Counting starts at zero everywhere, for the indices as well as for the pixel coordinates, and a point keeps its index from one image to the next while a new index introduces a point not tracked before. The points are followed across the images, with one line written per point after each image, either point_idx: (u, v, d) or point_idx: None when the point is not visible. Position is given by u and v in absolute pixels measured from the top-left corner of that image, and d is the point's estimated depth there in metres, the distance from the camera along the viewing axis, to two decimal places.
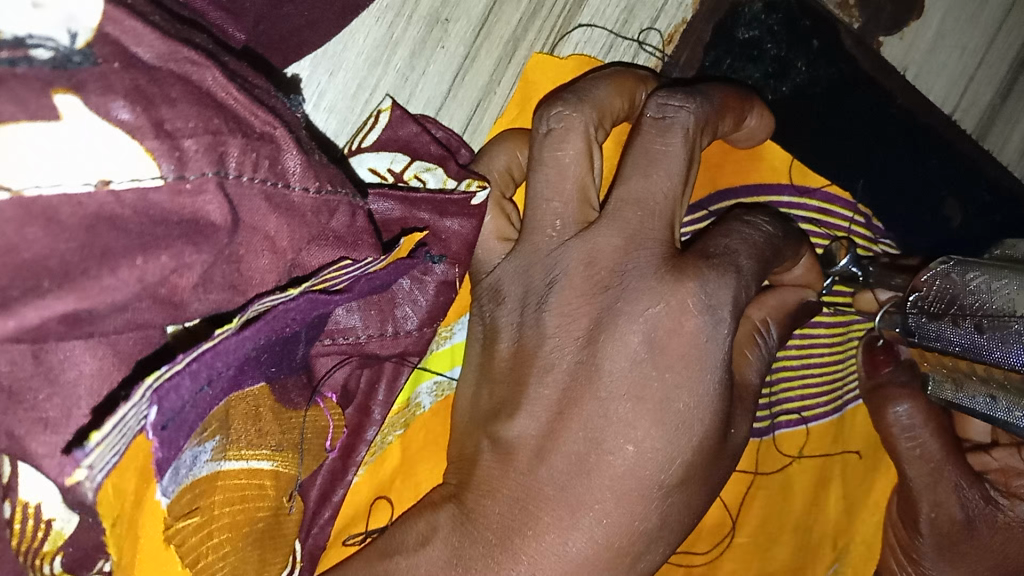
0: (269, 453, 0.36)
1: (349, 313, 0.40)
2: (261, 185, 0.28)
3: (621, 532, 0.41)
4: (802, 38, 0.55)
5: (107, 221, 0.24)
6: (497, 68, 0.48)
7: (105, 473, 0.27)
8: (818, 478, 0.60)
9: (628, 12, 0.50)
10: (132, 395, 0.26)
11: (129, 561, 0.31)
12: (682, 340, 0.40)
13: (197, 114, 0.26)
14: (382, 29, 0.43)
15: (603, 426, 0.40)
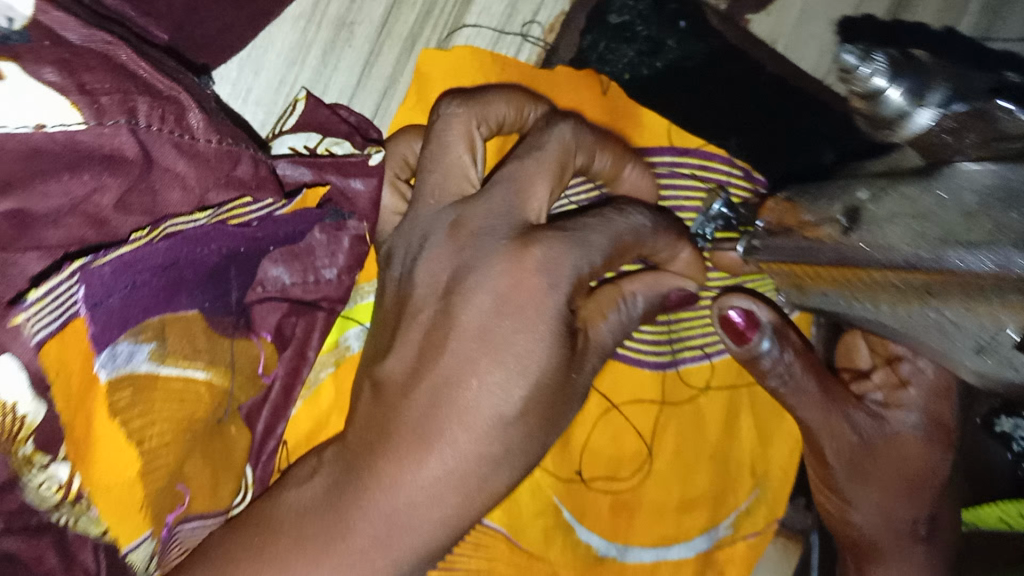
0: (204, 365, 0.44)
1: (275, 268, 0.49)
2: (168, 135, 0.37)
3: (467, 460, 0.46)
4: (669, 20, 0.62)
5: (40, 152, 0.33)
6: (399, 60, 0.56)
7: (43, 331, 0.36)
8: (729, 410, 0.65)
9: (511, 8, 0.59)
10: (61, 269, 0.36)
11: (84, 430, 0.39)
12: (521, 293, 0.47)
13: (111, 79, 0.35)
14: (296, 34, 0.53)
15: (455, 367, 0.46)
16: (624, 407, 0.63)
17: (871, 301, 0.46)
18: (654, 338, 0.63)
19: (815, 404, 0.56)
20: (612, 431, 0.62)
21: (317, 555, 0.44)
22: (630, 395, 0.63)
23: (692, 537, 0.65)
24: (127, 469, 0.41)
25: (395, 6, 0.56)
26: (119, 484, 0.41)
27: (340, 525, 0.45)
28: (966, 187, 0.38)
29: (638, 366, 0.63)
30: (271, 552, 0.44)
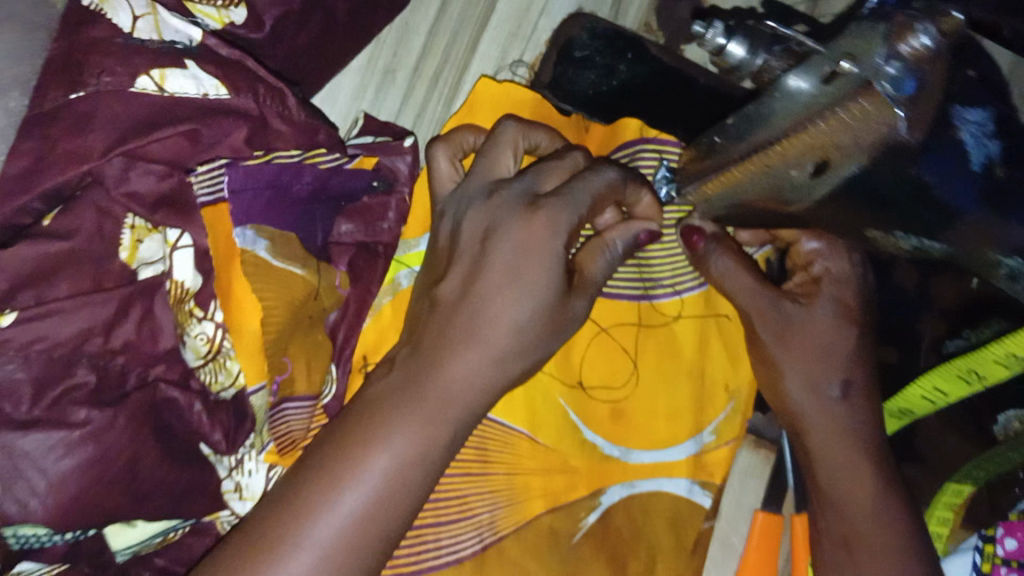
0: (300, 266, 0.69)
1: (347, 229, 0.72)
2: (277, 109, 0.66)
3: (495, 360, 0.59)
4: (618, 51, 0.77)
5: (204, 110, 0.63)
6: (429, 93, 0.79)
7: (206, 194, 0.65)
8: (700, 333, 0.81)
9: (504, 52, 0.79)
10: (217, 159, 0.65)
11: (226, 282, 0.66)
12: (533, 235, 0.60)
13: (242, 74, 0.64)
14: (358, 75, 0.77)
15: (486, 291, 0.60)
16: (611, 330, 0.80)
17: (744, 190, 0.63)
18: (628, 277, 0.81)
19: (746, 291, 0.74)
20: (602, 350, 0.80)
21: (380, 434, 0.55)
22: (616, 321, 0.80)
23: (682, 441, 0.81)
24: (251, 315, 0.65)
25: (424, 55, 0.78)
26: (244, 323, 0.65)
27: (419, 397, 0.57)
28: (788, 91, 0.54)
29: (613, 297, 0.81)
30: (352, 439, 0.54)
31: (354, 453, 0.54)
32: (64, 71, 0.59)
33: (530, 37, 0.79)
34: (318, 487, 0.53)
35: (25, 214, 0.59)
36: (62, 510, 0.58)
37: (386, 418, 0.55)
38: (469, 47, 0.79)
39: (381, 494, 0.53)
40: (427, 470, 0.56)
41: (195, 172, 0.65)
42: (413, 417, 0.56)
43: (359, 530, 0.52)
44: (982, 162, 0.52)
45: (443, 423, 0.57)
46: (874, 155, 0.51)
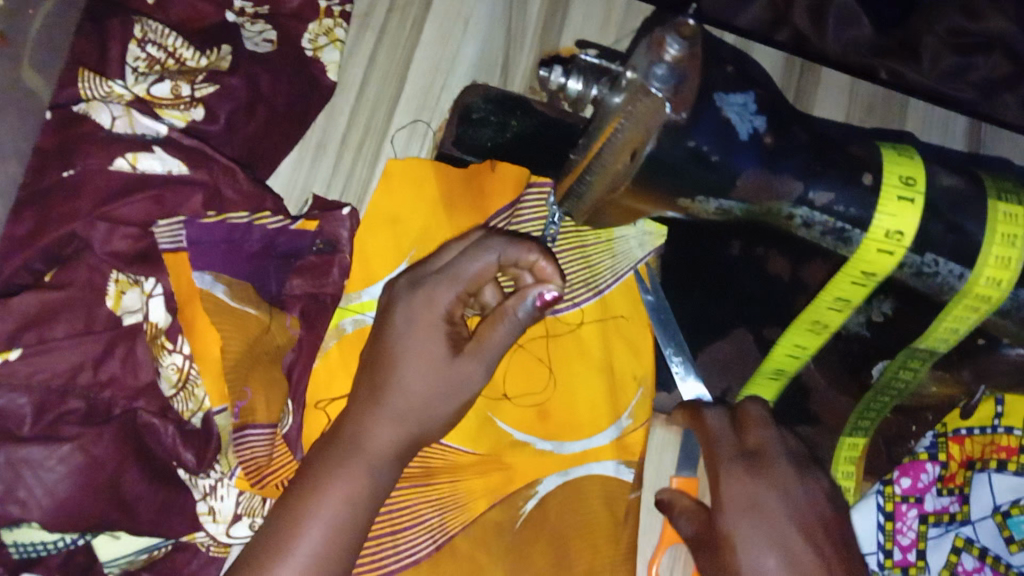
0: (254, 306, 0.81)
1: (294, 283, 0.84)
2: (228, 181, 0.82)
3: (406, 420, 0.75)
4: (508, 108, 0.94)
5: (170, 185, 0.81)
6: (356, 161, 0.95)
7: (171, 243, 0.79)
8: (602, 332, 0.96)
9: (415, 120, 0.97)
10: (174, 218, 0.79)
11: (189, 319, 0.78)
12: (420, 318, 0.76)
13: (200, 156, 0.81)
14: (297, 154, 0.94)
15: (391, 364, 0.76)
16: (525, 344, 0.94)
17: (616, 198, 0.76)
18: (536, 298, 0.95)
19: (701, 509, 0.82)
20: (517, 362, 0.93)
21: (315, 499, 0.70)
22: (529, 335, 0.94)
23: (604, 428, 0.93)
24: (212, 343, 0.78)
25: (348, 130, 0.96)
26: (206, 350, 0.77)
27: (345, 463, 0.72)
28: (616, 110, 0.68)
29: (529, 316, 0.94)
30: (297, 508, 0.70)
31: (307, 508, 0.70)
32: (60, 155, 0.80)
33: (436, 107, 0.97)
34: (283, 536, 0.69)
35: (27, 272, 0.77)
36: (57, 511, 0.71)
37: (322, 475, 0.72)
38: (386, 120, 0.97)
39: (321, 549, 0.69)
40: (359, 517, 0.72)
41: (158, 225, 0.79)
42: (342, 479, 0.72)
43: (311, 571, 0.68)
44: (751, 132, 0.68)
45: (361, 479, 0.73)
46: (660, 138, 0.66)
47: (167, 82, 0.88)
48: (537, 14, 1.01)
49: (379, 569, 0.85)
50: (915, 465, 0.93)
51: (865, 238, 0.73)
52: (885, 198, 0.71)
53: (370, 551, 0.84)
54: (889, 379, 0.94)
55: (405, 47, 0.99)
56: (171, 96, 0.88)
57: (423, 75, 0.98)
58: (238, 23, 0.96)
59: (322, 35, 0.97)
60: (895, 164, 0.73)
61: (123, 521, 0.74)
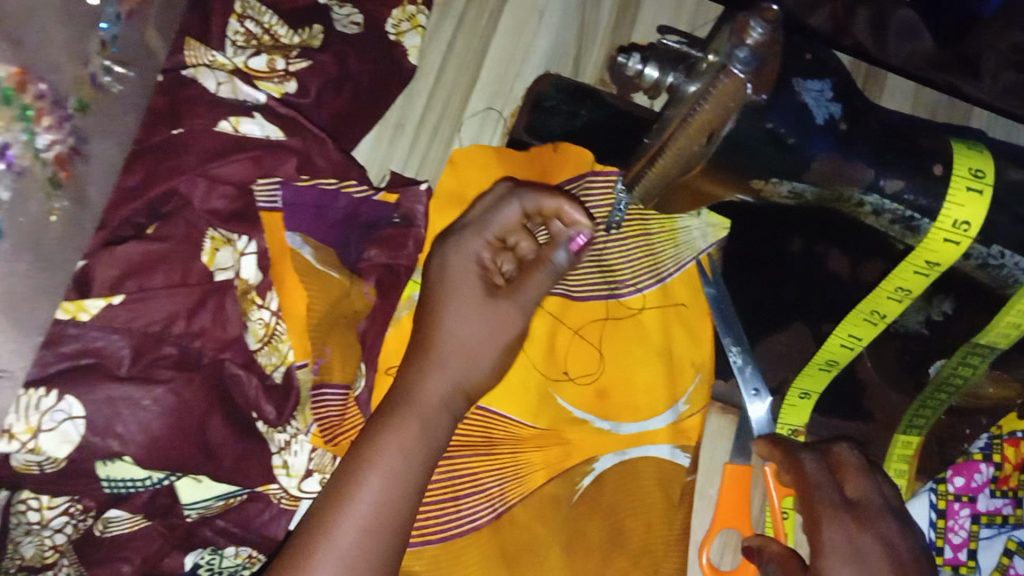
0: (336, 270, 0.85)
1: (372, 253, 0.88)
2: (321, 151, 0.86)
3: (456, 366, 0.81)
4: (579, 99, 1.01)
5: (266, 151, 0.84)
6: (433, 141, 1.00)
7: (266, 201, 0.83)
8: (662, 319, 0.98)
9: (489, 105, 1.02)
10: (271, 178, 0.84)
11: (279, 276, 0.82)
12: (459, 269, 0.83)
13: (295, 126, 0.86)
14: (377, 131, 0.99)
15: (439, 319, 0.82)
16: (584, 327, 0.96)
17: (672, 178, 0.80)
18: (596, 282, 0.98)
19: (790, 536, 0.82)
20: (575, 343, 0.96)
21: (374, 446, 0.76)
22: (590, 317, 0.97)
23: (660, 411, 0.96)
24: (299, 299, 0.82)
25: (427, 112, 1.01)
26: (293, 307, 0.82)
27: (402, 418, 0.77)
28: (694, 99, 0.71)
29: (590, 298, 0.97)
30: (358, 456, 0.76)
31: (367, 456, 0.75)
32: (166, 115, 0.83)
33: (510, 94, 1.02)
34: (347, 481, 0.74)
35: (130, 225, 0.81)
36: (148, 448, 0.75)
37: (379, 426, 0.77)
38: (462, 103, 1.02)
39: (386, 495, 0.74)
40: (416, 462, 0.76)
41: (257, 184, 0.83)
42: (398, 427, 0.77)
43: (377, 511, 0.73)
44: (826, 117, 0.71)
45: (415, 428, 0.78)
46: (737, 118, 0.69)
47: (262, 57, 0.93)
48: (610, 10, 1.05)
49: (440, 530, 0.89)
50: (968, 465, 0.95)
51: (933, 228, 0.75)
52: (956, 190, 0.73)
53: (431, 514, 0.89)
54: (946, 375, 0.94)
55: (482, 38, 1.03)
56: (266, 70, 0.93)
57: (499, 62, 1.03)
58: (328, 6, 0.99)
59: (405, 21, 1.01)
60: (968, 156, 0.74)
61: (204, 465, 0.78)
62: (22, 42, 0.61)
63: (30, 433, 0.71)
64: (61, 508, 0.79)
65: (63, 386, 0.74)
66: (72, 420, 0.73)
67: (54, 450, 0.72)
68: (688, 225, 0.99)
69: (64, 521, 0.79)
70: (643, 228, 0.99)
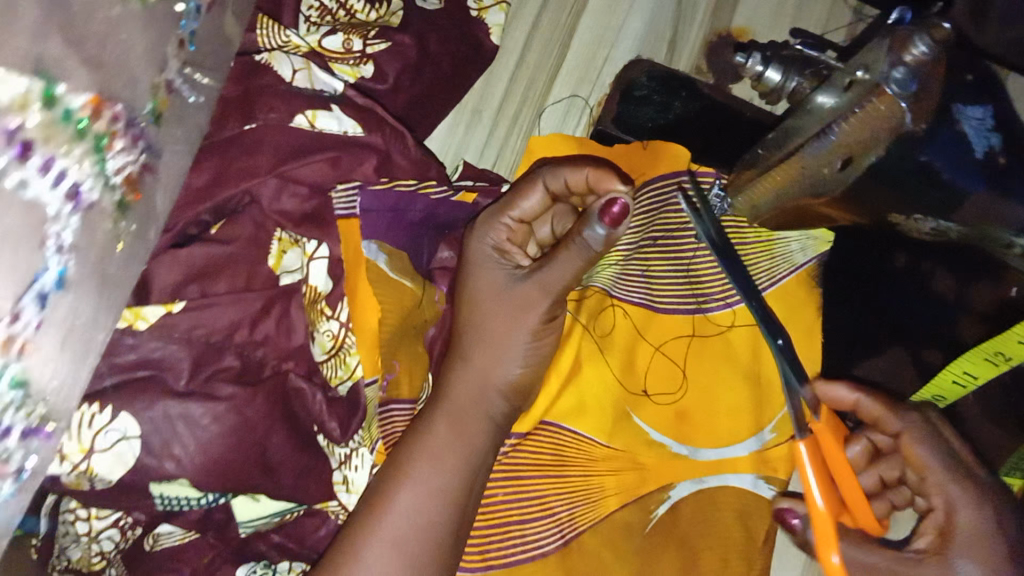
0: (410, 278, 0.78)
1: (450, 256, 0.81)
2: (401, 150, 0.79)
3: (481, 363, 0.75)
4: (673, 90, 0.90)
5: (343, 147, 0.77)
6: (511, 130, 0.92)
7: (343, 207, 0.77)
8: (753, 337, 0.91)
9: (574, 91, 0.93)
10: (346, 183, 0.76)
11: (353, 288, 0.76)
12: (482, 256, 0.76)
13: (372, 119, 0.78)
14: (453, 117, 0.92)
15: (466, 309, 0.76)
16: (667, 344, 0.90)
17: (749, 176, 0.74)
18: (682, 295, 0.91)
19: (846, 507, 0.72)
20: (656, 359, 0.89)
21: (404, 453, 0.71)
22: (674, 333, 0.90)
23: (743, 439, 0.89)
24: (371, 313, 0.75)
25: (506, 98, 0.93)
26: (366, 321, 0.75)
27: (434, 424, 0.72)
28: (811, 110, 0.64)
29: (676, 312, 0.90)
30: (392, 465, 0.71)
31: (400, 466, 0.70)
32: (237, 106, 0.73)
33: (596, 80, 0.93)
34: (382, 494, 0.69)
35: (194, 224, 0.74)
36: (205, 469, 0.69)
37: (415, 433, 0.72)
38: (545, 89, 0.93)
39: (419, 507, 0.69)
40: (446, 468, 0.70)
41: (335, 190, 0.76)
42: (429, 431, 0.71)
43: (412, 526, 0.68)
44: (985, 153, 0.61)
45: (445, 430, 0.72)
46: (887, 147, 0.61)
47: (338, 35, 0.84)
48: None
49: (508, 559, 0.82)
50: None
51: None
52: None
53: (498, 541, 0.82)
54: None
55: (570, 16, 0.94)
56: (341, 50, 0.84)
57: (587, 43, 0.94)
58: None
59: None
60: None
61: (263, 484, 0.73)
62: (101, 61, 0.48)
63: (82, 453, 0.66)
64: (111, 519, 0.74)
65: (118, 403, 0.68)
66: (128, 440, 0.68)
67: (108, 471, 0.67)
68: (785, 240, 0.93)
69: (113, 534, 0.74)
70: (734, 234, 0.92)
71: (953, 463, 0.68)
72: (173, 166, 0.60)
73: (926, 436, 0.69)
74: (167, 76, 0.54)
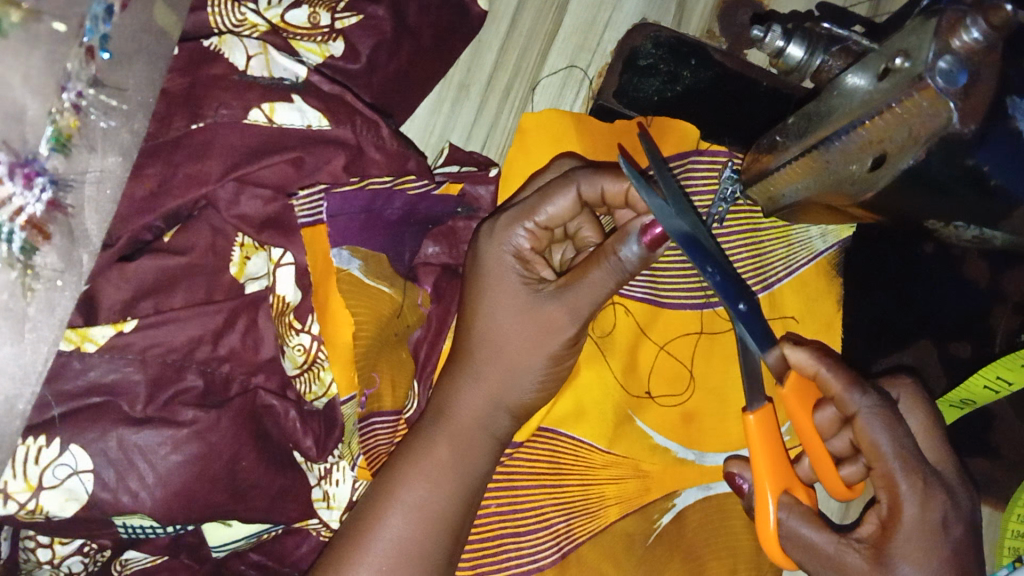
0: (388, 284, 0.71)
1: (434, 253, 0.75)
2: (373, 141, 0.72)
3: (497, 385, 0.67)
4: (682, 57, 0.80)
5: (311, 141, 0.70)
6: (501, 106, 0.84)
7: (308, 214, 0.70)
8: None
9: (573, 61, 0.84)
10: (311, 188, 0.70)
11: (323, 301, 0.69)
12: (497, 264, 0.66)
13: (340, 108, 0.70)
14: (436, 94, 0.83)
15: (476, 325, 0.67)
16: (672, 343, 0.83)
17: (790, 170, 0.64)
18: (690, 287, 0.83)
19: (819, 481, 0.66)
20: (661, 358, 0.83)
21: (398, 475, 0.64)
22: (680, 331, 0.83)
23: None
24: (345, 327, 0.69)
25: (495, 71, 0.83)
26: (338, 335, 0.69)
27: (431, 441, 0.65)
28: (852, 94, 0.55)
29: (682, 307, 0.83)
30: (382, 485, 0.64)
31: (392, 487, 0.63)
32: (185, 103, 0.67)
33: (596, 49, 0.83)
34: (368, 515, 0.63)
35: (146, 231, 0.68)
36: (167, 502, 0.64)
37: (408, 452, 0.65)
38: (539, 61, 0.84)
39: (410, 533, 0.62)
40: (446, 490, 0.64)
41: (296, 197, 0.69)
42: (426, 450, 0.65)
43: (399, 554, 0.62)
44: None
45: (447, 451, 0.65)
46: (929, 149, 0.52)
47: (303, 8, 0.75)
48: None
49: None
50: None
51: None
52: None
53: (492, 562, 0.75)
54: None
55: None
56: (307, 25, 0.75)
57: (586, 5, 0.83)
58: None
59: None
60: None
61: (236, 511, 0.67)
62: None
63: (29, 492, 0.62)
64: (75, 545, 0.68)
65: (66, 435, 0.63)
66: (78, 475, 0.63)
67: (59, 510, 0.62)
68: (802, 228, 0.85)
69: (78, 560, 0.69)
70: (745, 218, 0.84)
71: (905, 450, 0.60)
72: (106, 194, 0.57)
73: (883, 420, 0.61)
74: (69, 97, 0.54)
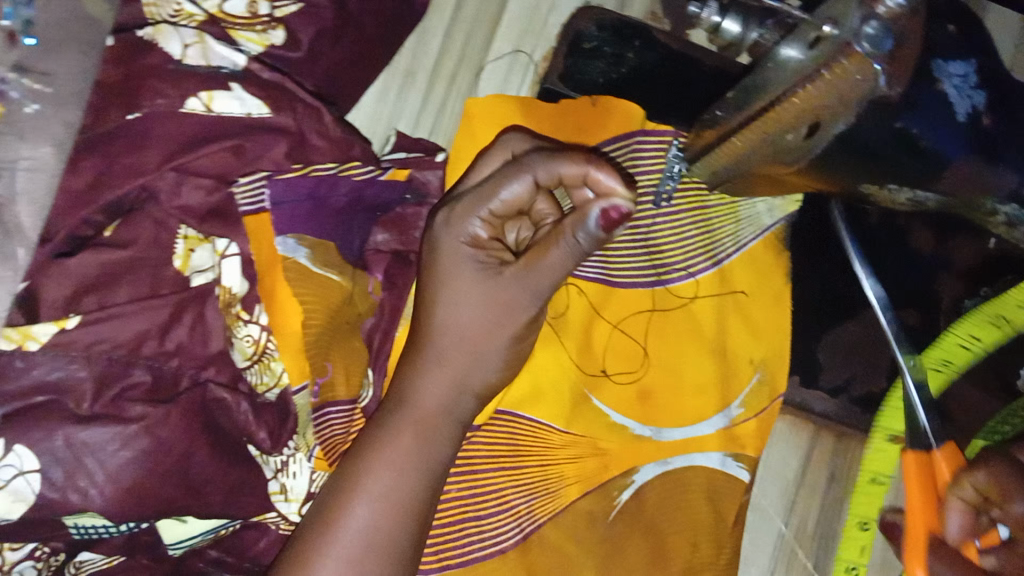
0: (337, 270, 0.71)
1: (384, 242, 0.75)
2: (315, 128, 0.73)
3: (463, 368, 0.67)
4: (626, 39, 0.80)
5: (252, 130, 0.71)
6: (446, 92, 0.84)
7: (253, 203, 0.70)
8: (716, 308, 0.85)
9: (518, 45, 0.85)
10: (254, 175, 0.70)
11: (271, 290, 0.69)
12: (454, 254, 0.67)
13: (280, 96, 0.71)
14: (381, 83, 0.83)
15: (435, 313, 0.67)
16: (625, 321, 0.83)
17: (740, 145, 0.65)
18: (641, 265, 0.84)
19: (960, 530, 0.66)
20: (614, 336, 0.83)
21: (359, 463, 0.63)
22: (632, 309, 0.84)
23: (709, 417, 0.85)
24: (294, 315, 0.68)
25: (440, 58, 0.84)
26: (286, 325, 0.68)
27: (395, 430, 0.64)
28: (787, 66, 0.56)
29: (634, 286, 0.84)
30: (344, 477, 0.63)
31: (355, 477, 0.62)
32: (121, 94, 0.68)
33: (542, 33, 0.84)
34: (334, 507, 0.61)
35: (85, 226, 0.68)
36: (118, 499, 0.63)
37: (369, 441, 0.64)
38: (483, 47, 0.85)
39: (376, 521, 0.61)
40: (412, 478, 0.63)
41: (239, 184, 0.70)
42: (390, 439, 0.64)
43: (365, 543, 0.60)
44: (967, 114, 0.55)
45: (410, 438, 0.64)
46: (862, 113, 0.53)
47: None
48: None
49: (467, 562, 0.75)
50: None
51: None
52: None
53: (456, 548, 0.75)
54: None
55: None
56: (246, 14, 0.74)
57: None
58: None
59: None
60: None
61: (191, 507, 0.66)
62: None
63: None
64: (27, 549, 0.66)
65: (10, 435, 0.62)
66: (24, 476, 0.62)
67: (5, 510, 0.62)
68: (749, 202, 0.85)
69: (30, 565, 0.66)
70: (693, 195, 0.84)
71: None
72: None
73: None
74: None
